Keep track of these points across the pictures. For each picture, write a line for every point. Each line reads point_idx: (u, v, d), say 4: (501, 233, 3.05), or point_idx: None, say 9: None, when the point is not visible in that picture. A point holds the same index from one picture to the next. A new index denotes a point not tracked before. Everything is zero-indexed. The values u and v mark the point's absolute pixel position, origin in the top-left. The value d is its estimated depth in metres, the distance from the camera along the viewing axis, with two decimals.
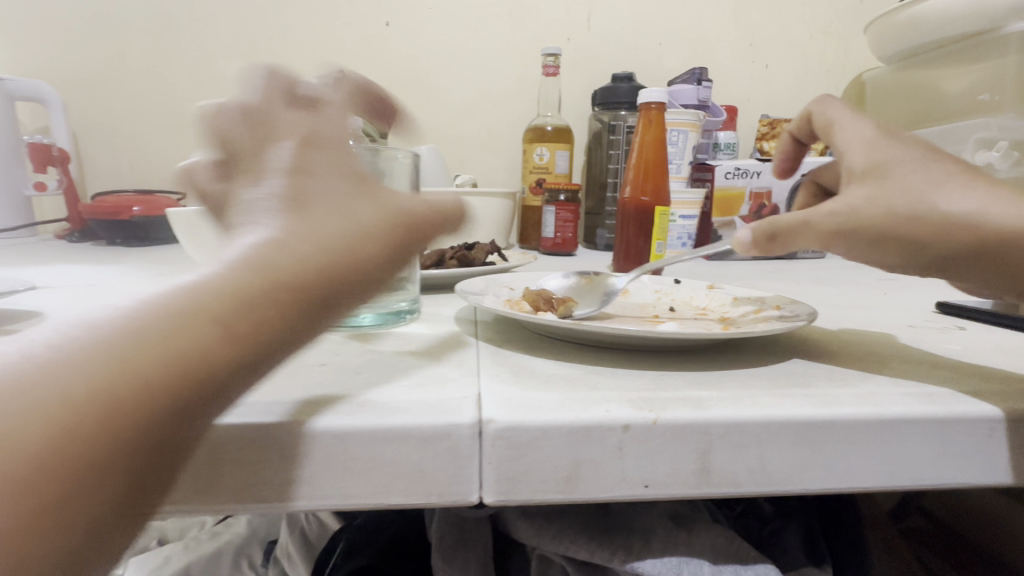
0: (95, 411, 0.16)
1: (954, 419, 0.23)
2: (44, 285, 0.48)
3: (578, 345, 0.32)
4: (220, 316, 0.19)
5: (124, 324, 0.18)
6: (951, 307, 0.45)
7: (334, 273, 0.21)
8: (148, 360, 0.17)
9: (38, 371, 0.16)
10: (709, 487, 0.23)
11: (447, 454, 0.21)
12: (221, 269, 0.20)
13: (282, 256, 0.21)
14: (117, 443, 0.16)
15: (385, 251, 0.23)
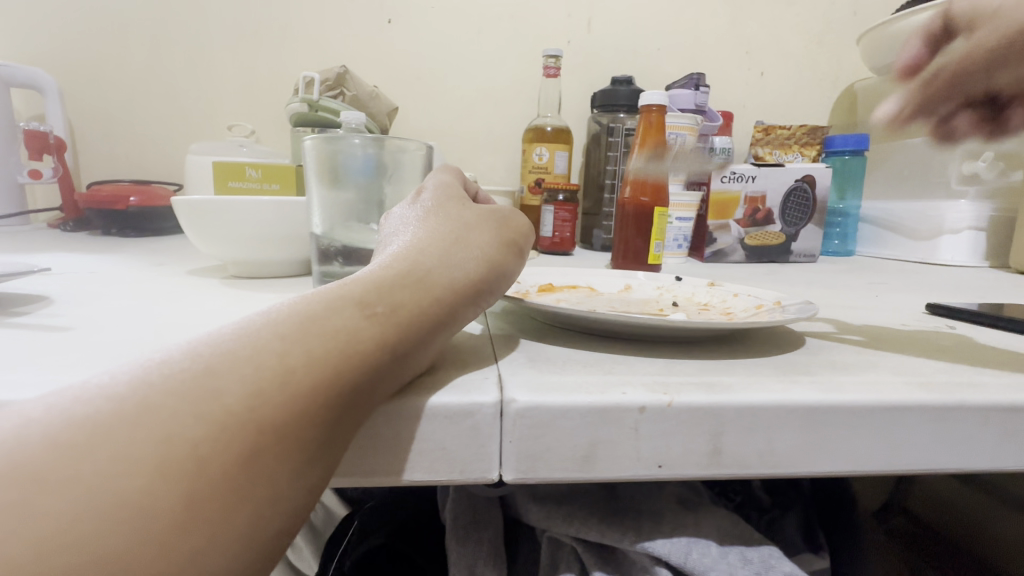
0: (274, 380, 0.19)
1: (950, 406, 0.25)
2: (46, 271, 0.48)
3: (587, 335, 0.33)
4: (342, 357, 0.20)
5: (250, 365, 0.19)
6: (939, 307, 0.47)
7: (420, 315, 0.24)
8: (319, 341, 0.20)
9: (234, 351, 0.19)
10: (721, 468, 0.23)
11: (470, 432, 0.22)
12: (330, 313, 0.22)
13: (382, 301, 0.23)
14: (260, 480, 0.18)
15: (455, 291, 0.26)
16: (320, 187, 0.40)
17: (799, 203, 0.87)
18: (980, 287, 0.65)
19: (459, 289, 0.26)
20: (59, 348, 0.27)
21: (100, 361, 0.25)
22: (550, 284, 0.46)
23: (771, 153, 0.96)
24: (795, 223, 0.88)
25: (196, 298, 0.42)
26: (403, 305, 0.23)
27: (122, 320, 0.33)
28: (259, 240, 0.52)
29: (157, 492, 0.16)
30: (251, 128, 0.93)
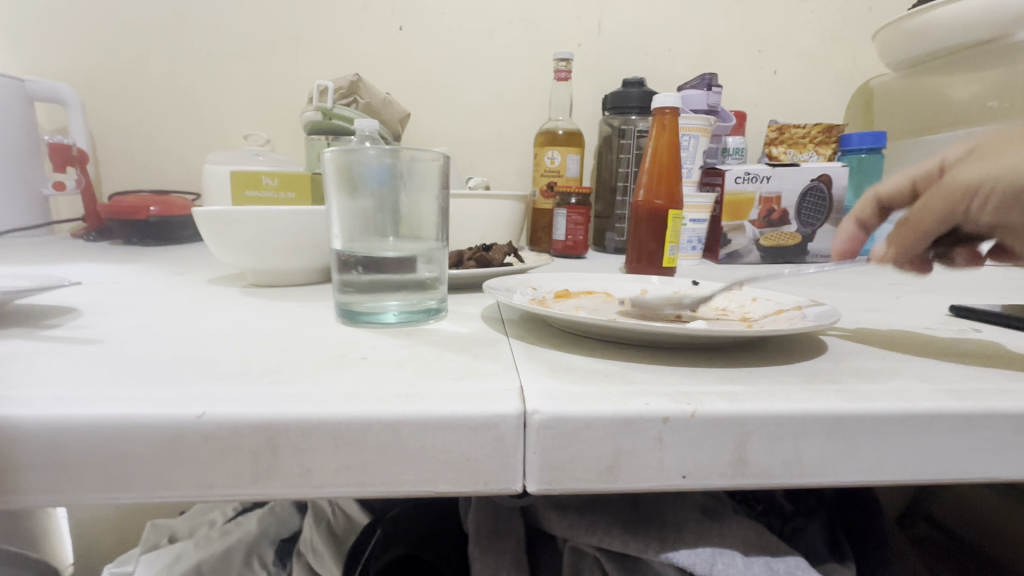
0: None
1: (980, 413, 0.24)
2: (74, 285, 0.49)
3: (607, 343, 0.33)
4: None
5: None
6: (963, 310, 0.46)
7: None
8: None
9: None
10: (745, 478, 0.23)
11: (494, 443, 0.22)
12: None
13: None
14: None
15: None
16: (339, 196, 0.39)
17: (815, 202, 0.86)
18: (1004, 287, 0.64)
19: None
20: (90, 362, 0.27)
21: (128, 374, 0.25)
22: (566, 290, 0.46)
23: (786, 152, 0.95)
24: (811, 223, 0.87)
25: (216, 309, 0.43)
26: None
27: (145, 333, 0.34)
28: (277, 248, 0.52)
29: None
30: (266, 136, 0.94)
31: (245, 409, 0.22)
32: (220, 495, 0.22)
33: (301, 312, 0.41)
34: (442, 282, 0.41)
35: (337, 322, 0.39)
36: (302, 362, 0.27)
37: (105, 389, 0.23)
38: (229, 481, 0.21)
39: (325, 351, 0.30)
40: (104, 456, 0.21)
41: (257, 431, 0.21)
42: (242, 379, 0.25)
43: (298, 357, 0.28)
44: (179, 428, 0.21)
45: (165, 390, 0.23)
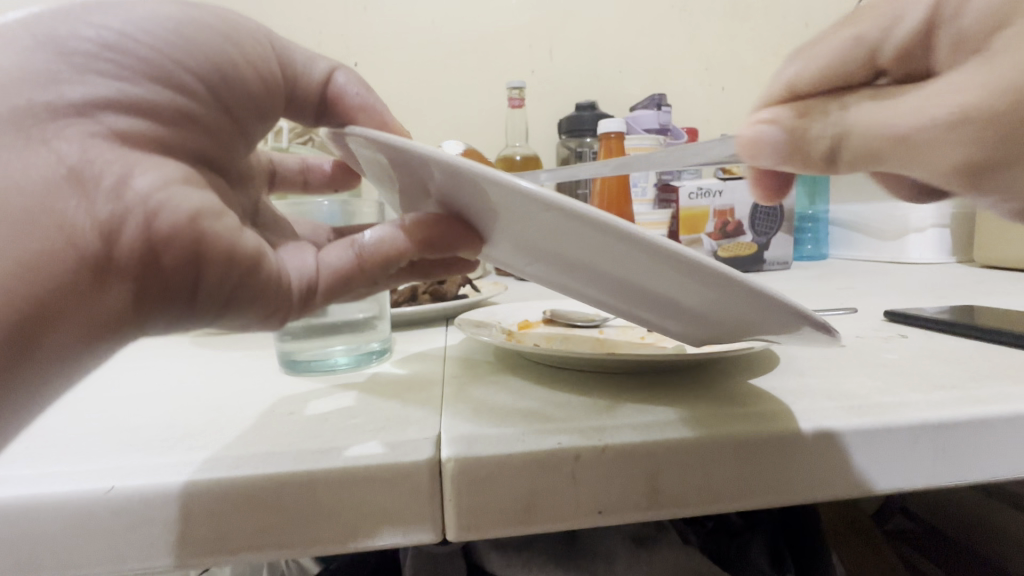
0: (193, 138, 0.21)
1: (879, 428, 0.25)
2: None
3: (556, 369, 0.34)
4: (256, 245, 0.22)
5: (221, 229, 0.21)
6: (898, 314, 0.47)
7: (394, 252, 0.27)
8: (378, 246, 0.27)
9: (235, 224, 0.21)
10: (660, 509, 0.24)
11: (409, 493, 0.23)
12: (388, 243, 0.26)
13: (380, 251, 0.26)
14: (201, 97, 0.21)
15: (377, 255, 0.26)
16: None
17: (766, 213, 0.89)
18: (946, 285, 0.66)
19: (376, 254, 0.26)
20: (26, 434, 0.27)
21: (44, 449, 0.25)
22: (527, 320, 0.47)
23: (737, 164, 0.98)
24: (765, 232, 0.90)
25: (163, 363, 0.42)
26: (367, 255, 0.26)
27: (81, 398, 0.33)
28: None
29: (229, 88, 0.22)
30: None
31: (159, 478, 0.22)
32: (133, 568, 0.22)
33: (247, 361, 0.41)
34: (385, 321, 0.42)
35: (279, 371, 0.38)
36: (229, 420, 0.28)
37: (19, 468, 0.23)
38: (143, 554, 0.21)
39: (256, 407, 0.30)
40: (26, 534, 0.21)
41: (170, 501, 0.22)
42: (162, 446, 0.25)
43: (227, 418, 0.28)
44: (88, 504, 0.21)
45: (83, 464, 0.23)
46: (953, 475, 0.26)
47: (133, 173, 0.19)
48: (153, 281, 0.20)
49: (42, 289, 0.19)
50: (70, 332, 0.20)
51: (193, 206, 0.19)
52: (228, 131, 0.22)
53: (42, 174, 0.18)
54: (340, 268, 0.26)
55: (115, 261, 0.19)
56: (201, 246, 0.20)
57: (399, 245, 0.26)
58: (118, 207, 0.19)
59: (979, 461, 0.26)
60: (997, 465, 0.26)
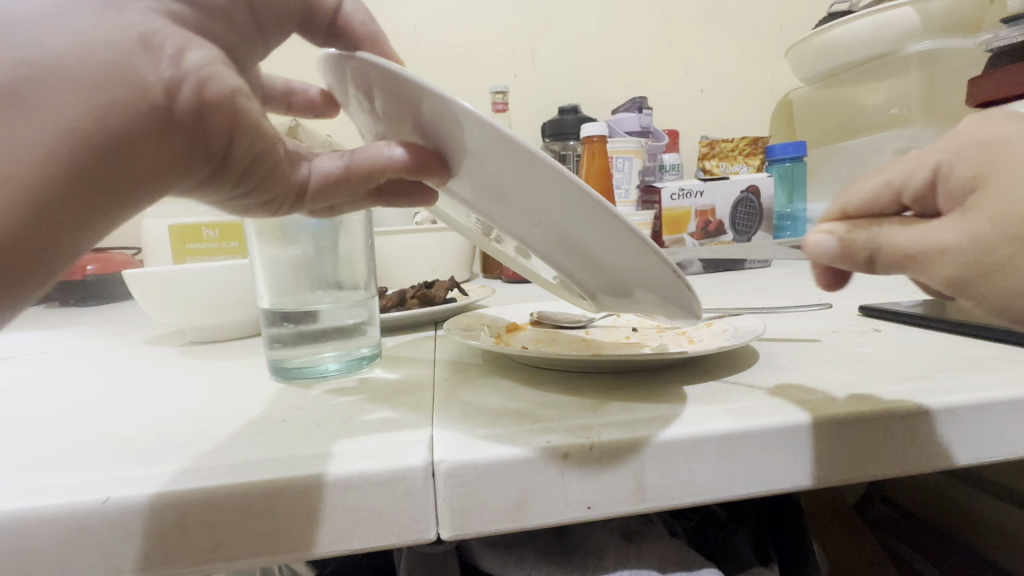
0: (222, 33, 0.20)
1: (851, 419, 0.27)
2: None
3: (544, 370, 0.35)
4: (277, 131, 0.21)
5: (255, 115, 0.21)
6: (871, 309, 0.49)
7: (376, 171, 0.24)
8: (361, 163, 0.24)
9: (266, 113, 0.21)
10: (646, 503, 0.25)
11: (403, 496, 0.23)
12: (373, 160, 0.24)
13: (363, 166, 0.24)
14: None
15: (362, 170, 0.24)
16: (272, 249, 0.40)
17: (747, 212, 0.91)
18: (917, 280, 0.68)
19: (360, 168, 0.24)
20: (15, 450, 0.27)
21: (35, 464, 0.25)
22: (515, 322, 0.48)
23: (717, 165, 1.00)
24: (745, 231, 0.92)
25: (149, 374, 0.42)
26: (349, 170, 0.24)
27: (67, 412, 0.33)
28: (212, 305, 0.52)
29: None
30: None
31: (154, 488, 0.22)
32: None
33: (235, 371, 0.41)
34: (373, 328, 0.42)
35: (270, 380, 0.38)
36: (219, 430, 0.28)
37: (9, 484, 0.23)
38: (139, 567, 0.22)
39: (246, 416, 0.30)
40: (22, 549, 0.21)
41: (164, 512, 0.22)
42: (154, 457, 0.25)
43: (220, 427, 0.28)
44: (84, 516, 0.22)
45: (76, 477, 0.24)
46: (921, 463, 0.27)
47: (186, 45, 0.18)
48: (193, 152, 0.19)
49: (85, 153, 0.17)
50: (105, 201, 0.18)
51: (235, 83, 0.19)
52: (253, 31, 0.22)
53: (102, 34, 0.17)
54: (329, 180, 0.23)
55: (168, 126, 0.18)
56: (244, 120, 0.19)
57: (386, 160, 0.24)
58: (177, 73, 0.18)
59: (946, 448, 0.27)
60: (963, 452, 0.28)
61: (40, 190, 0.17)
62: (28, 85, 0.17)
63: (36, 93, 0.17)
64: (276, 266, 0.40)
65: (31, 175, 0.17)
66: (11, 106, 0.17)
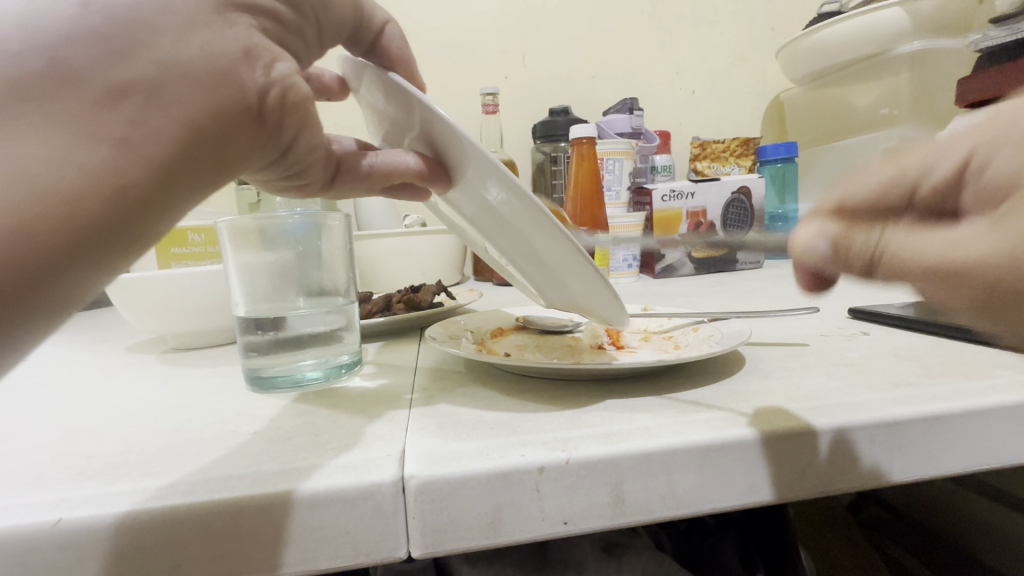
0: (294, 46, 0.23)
1: (835, 428, 0.26)
2: None
3: (526, 377, 0.35)
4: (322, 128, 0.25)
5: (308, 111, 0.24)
6: (860, 312, 0.48)
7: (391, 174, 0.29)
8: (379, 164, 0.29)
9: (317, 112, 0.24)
10: (625, 517, 0.24)
11: (372, 513, 0.22)
12: (388, 164, 0.29)
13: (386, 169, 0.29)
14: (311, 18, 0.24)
15: (380, 173, 0.29)
16: (248, 256, 0.39)
17: (738, 213, 0.90)
18: None
19: (380, 171, 0.29)
20: None
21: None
22: (500, 327, 0.47)
23: (709, 166, 0.99)
24: (737, 232, 0.91)
25: (123, 383, 0.41)
26: (373, 171, 0.29)
27: (34, 425, 0.32)
28: (192, 311, 0.51)
29: (328, 12, 0.25)
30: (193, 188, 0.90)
31: (110, 508, 0.21)
32: None
33: (212, 380, 0.40)
34: (354, 335, 0.41)
35: (246, 390, 0.37)
36: (186, 445, 0.27)
37: None
38: None
39: (216, 429, 0.29)
40: None
41: (119, 533, 0.21)
42: (115, 474, 0.24)
43: (188, 441, 0.27)
44: (34, 539, 0.21)
45: (30, 497, 0.23)
46: (907, 472, 0.27)
47: (277, 57, 0.21)
48: (271, 142, 0.22)
49: (207, 145, 0.19)
50: (208, 185, 0.20)
51: (307, 91, 0.22)
52: (314, 43, 0.25)
53: (218, 43, 0.19)
54: (356, 172, 0.29)
55: (261, 121, 0.21)
56: (309, 119, 0.23)
57: (403, 166, 0.29)
58: (269, 81, 0.20)
59: (930, 458, 0.27)
60: (947, 460, 0.27)
61: (161, 172, 0.18)
62: (154, 77, 0.18)
63: (165, 87, 0.18)
64: (255, 272, 0.39)
65: (157, 161, 0.18)
66: (146, 99, 0.17)
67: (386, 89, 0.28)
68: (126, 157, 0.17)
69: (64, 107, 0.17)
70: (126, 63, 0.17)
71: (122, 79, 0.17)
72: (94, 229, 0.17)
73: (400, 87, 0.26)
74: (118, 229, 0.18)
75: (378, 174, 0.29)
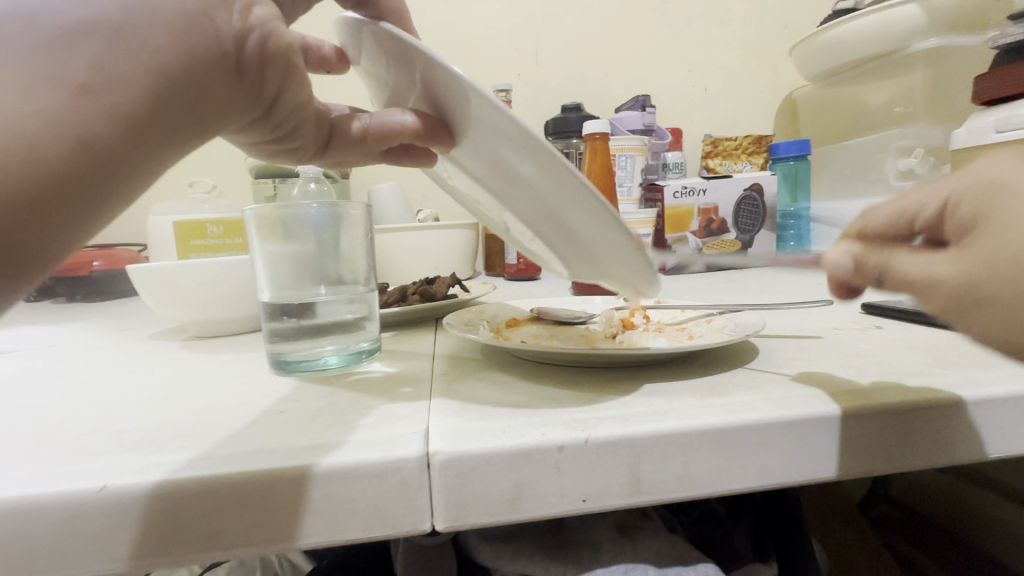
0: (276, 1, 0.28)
1: (850, 414, 0.26)
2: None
3: (543, 364, 0.35)
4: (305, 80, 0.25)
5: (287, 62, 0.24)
6: (874, 306, 0.48)
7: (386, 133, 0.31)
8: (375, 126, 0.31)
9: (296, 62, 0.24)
10: (642, 496, 0.25)
11: (398, 487, 0.23)
12: (383, 126, 0.31)
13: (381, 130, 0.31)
14: None
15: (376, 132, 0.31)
16: (271, 244, 0.40)
17: (750, 210, 0.90)
18: None
19: (374, 131, 0.31)
20: (13, 440, 0.27)
21: (35, 452, 0.25)
22: (515, 318, 0.48)
23: (721, 163, 0.99)
24: (748, 229, 0.91)
25: (151, 367, 0.42)
26: (367, 134, 0.31)
27: (70, 402, 0.33)
28: (214, 299, 0.53)
29: None
30: (212, 182, 0.91)
31: (149, 477, 0.22)
32: (123, 568, 0.22)
33: (236, 364, 0.41)
34: (373, 322, 0.42)
35: (270, 373, 0.38)
36: (218, 421, 0.28)
37: (12, 470, 0.24)
38: (133, 555, 0.22)
39: (245, 408, 0.30)
40: (18, 537, 0.22)
41: (159, 500, 0.22)
42: (152, 447, 0.25)
43: (219, 418, 0.28)
44: (80, 505, 0.22)
45: (74, 466, 0.24)
46: (921, 460, 0.27)
47: (253, 2, 0.21)
48: (251, 92, 0.22)
49: (177, 90, 0.19)
50: (183, 132, 0.20)
51: (288, 41, 0.23)
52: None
53: None
54: (352, 138, 0.32)
55: (237, 67, 0.21)
56: (292, 73, 0.24)
57: (397, 126, 0.30)
58: (245, 25, 0.21)
59: (943, 445, 0.27)
60: (962, 448, 0.27)
61: (133, 116, 0.18)
62: (121, 20, 0.18)
63: (128, 30, 0.18)
64: (277, 260, 0.40)
65: (129, 106, 0.18)
66: (110, 40, 0.18)
67: (381, 45, 0.28)
68: (94, 100, 0.18)
69: (27, 48, 0.17)
70: (92, 6, 0.18)
71: (88, 23, 0.18)
72: (67, 176, 0.18)
73: (393, 37, 0.26)
74: (91, 175, 0.18)
75: (374, 135, 0.31)
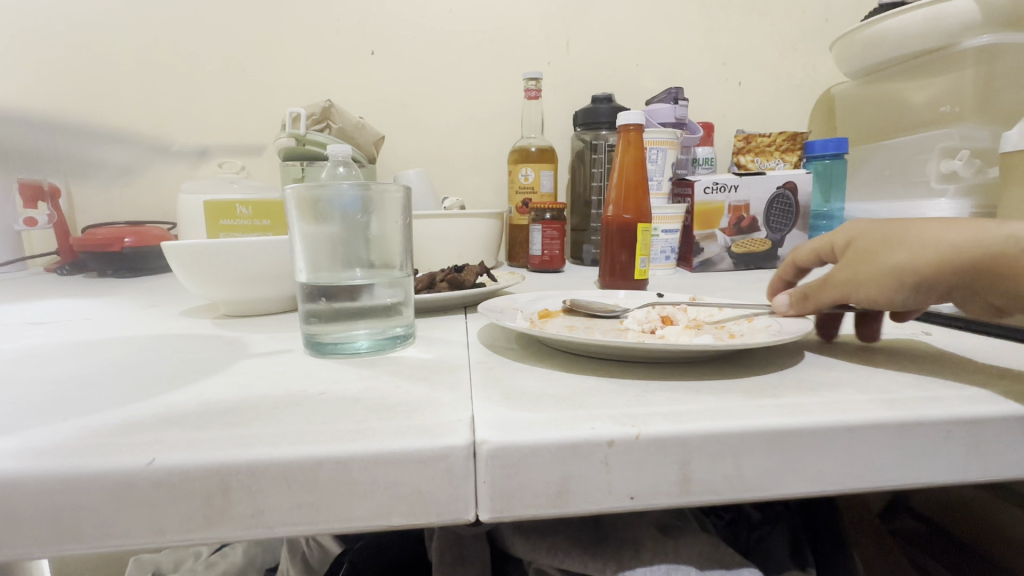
0: None
1: (912, 422, 0.25)
2: (30, 334, 0.48)
3: (583, 356, 0.35)
4: None
5: None
6: (917, 311, 0.47)
7: None
8: None
9: None
10: (691, 496, 0.24)
11: (444, 475, 0.23)
12: None
13: None
14: None
15: None
16: (309, 225, 0.39)
17: (782, 209, 0.88)
18: None
19: None
20: (55, 411, 0.27)
21: (81, 424, 0.26)
22: (547, 309, 0.47)
23: (753, 160, 0.97)
24: (779, 228, 0.89)
25: (186, 343, 0.43)
26: None
27: (110, 375, 0.34)
28: (247, 279, 0.53)
29: None
30: (241, 162, 0.91)
31: (196, 452, 0.22)
32: (173, 539, 0.22)
33: (271, 344, 0.41)
34: (407, 306, 0.42)
35: (305, 354, 0.38)
36: (260, 400, 0.28)
37: (62, 440, 0.24)
38: (181, 529, 0.22)
39: (284, 388, 0.30)
40: (68, 506, 0.22)
41: (208, 475, 0.22)
42: (198, 422, 0.25)
43: (260, 398, 0.28)
44: (128, 477, 0.22)
45: (123, 437, 0.24)
46: (986, 472, 0.26)
47: None
48: None
49: None
50: None
51: None
52: None
53: None
54: None
55: None
56: None
57: None
58: None
59: (1010, 461, 0.26)
60: None
61: None
62: None
63: None
64: (312, 241, 0.40)
65: None
66: None
67: None
68: None
69: None
70: None
71: None
72: None
73: None
74: None
75: None
